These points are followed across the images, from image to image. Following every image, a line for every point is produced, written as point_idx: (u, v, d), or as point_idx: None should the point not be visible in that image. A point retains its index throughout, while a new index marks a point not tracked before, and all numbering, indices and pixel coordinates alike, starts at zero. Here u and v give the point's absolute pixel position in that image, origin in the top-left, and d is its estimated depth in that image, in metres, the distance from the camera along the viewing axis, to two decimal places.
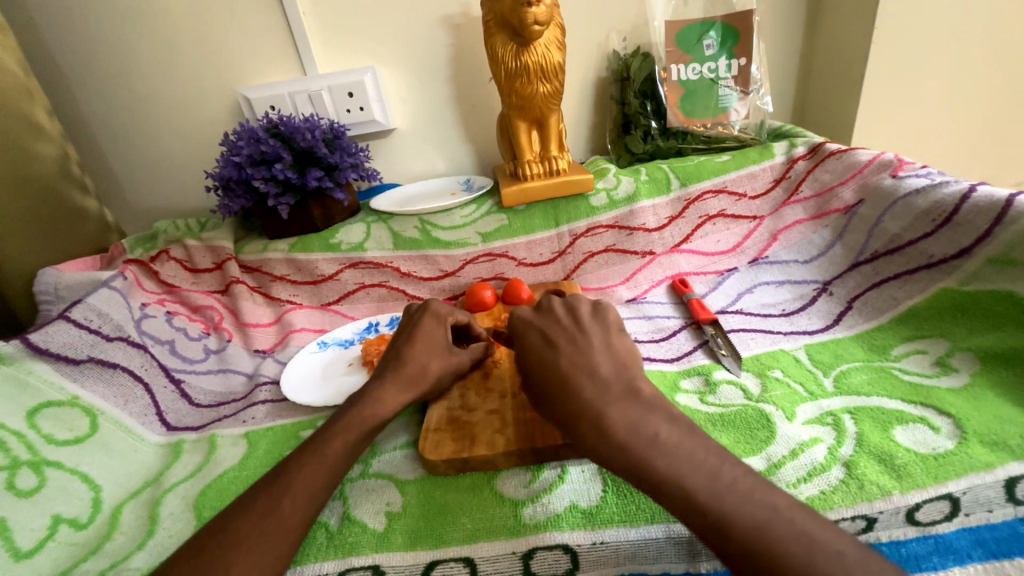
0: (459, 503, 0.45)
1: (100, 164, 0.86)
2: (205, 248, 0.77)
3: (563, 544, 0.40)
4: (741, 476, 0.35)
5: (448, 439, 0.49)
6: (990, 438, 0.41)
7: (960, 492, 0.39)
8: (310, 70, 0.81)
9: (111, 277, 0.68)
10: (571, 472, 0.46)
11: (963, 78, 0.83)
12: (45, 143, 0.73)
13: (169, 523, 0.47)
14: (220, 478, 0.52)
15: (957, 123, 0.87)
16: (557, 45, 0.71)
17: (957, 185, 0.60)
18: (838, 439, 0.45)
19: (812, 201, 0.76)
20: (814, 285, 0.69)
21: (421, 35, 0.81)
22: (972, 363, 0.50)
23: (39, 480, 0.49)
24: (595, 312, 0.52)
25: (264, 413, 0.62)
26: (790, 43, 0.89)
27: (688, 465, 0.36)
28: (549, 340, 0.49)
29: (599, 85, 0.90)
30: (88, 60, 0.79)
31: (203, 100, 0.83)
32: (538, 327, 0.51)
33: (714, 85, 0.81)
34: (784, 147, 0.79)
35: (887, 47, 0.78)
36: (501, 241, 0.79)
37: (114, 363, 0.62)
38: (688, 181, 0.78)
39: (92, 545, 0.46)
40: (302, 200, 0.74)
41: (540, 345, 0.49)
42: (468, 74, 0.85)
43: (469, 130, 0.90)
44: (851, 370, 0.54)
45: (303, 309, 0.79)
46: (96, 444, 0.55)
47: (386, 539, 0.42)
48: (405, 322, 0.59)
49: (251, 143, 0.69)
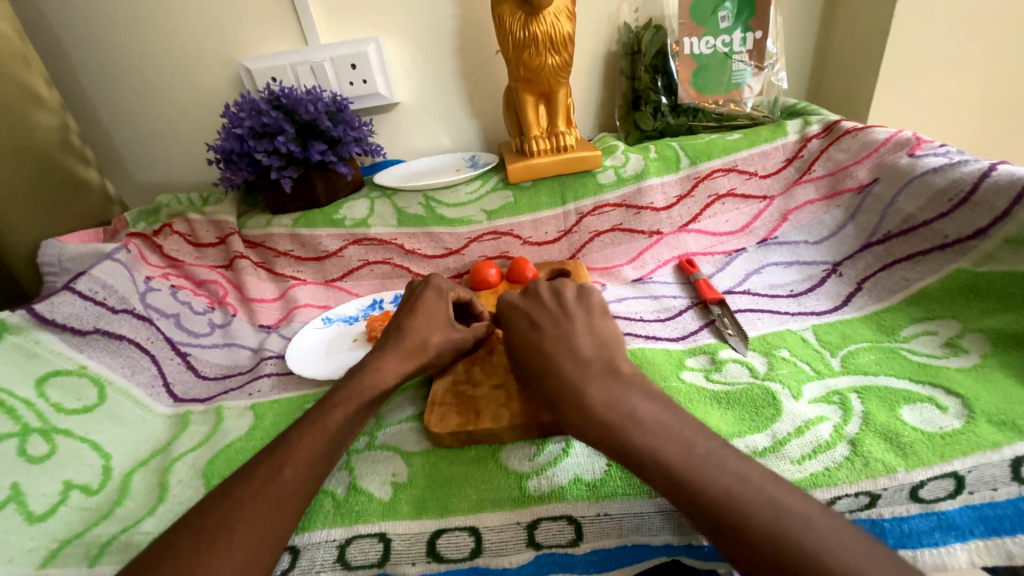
0: (464, 474, 0.45)
1: (101, 136, 0.84)
2: (208, 222, 0.76)
3: (567, 515, 0.41)
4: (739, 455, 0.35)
5: (453, 412, 0.50)
6: (998, 418, 0.41)
7: (965, 471, 0.39)
8: (312, 40, 0.79)
9: (114, 249, 0.68)
10: (575, 446, 0.46)
11: (989, 53, 0.80)
12: (44, 112, 0.72)
13: (179, 490, 0.48)
14: (227, 448, 0.52)
15: (979, 102, 0.85)
16: (568, 15, 0.69)
17: (977, 164, 0.59)
18: (844, 417, 0.45)
19: (825, 180, 0.74)
20: (824, 265, 0.68)
21: (426, 3, 0.79)
22: (982, 344, 0.50)
23: (50, 448, 0.50)
24: (579, 295, 0.52)
25: (270, 386, 0.62)
26: (808, 16, 0.86)
27: (686, 440, 0.36)
28: (534, 323, 0.50)
29: (609, 59, 0.87)
30: (84, 26, 0.77)
31: (203, 70, 0.81)
32: (523, 311, 0.52)
33: (728, 59, 0.79)
34: (797, 125, 0.76)
35: (911, 20, 0.75)
36: (507, 219, 0.78)
37: (120, 335, 0.62)
38: (698, 159, 0.76)
39: (103, 510, 0.47)
40: (305, 174, 0.73)
41: (525, 329, 0.50)
42: (474, 46, 0.82)
43: (474, 105, 0.87)
44: (859, 350, 0.54)
45: (307, 285, 0.78)
46: (105, 414, 0.56)
47: (392, 508, 0.43)
48: (406, 297, 0.59)
49: (252, 114, 0.68)
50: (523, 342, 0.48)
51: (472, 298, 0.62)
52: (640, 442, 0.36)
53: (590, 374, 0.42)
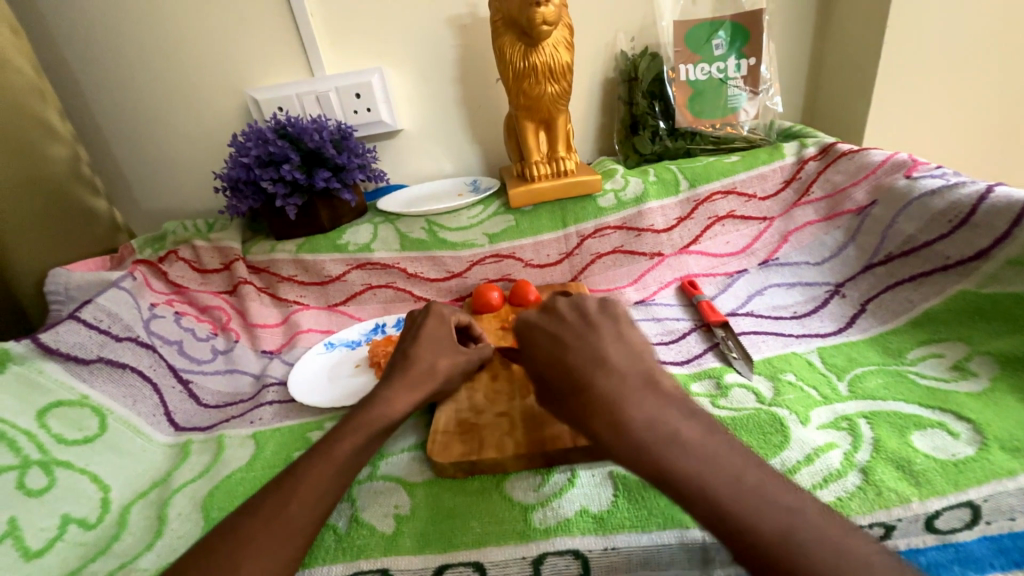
0: (468, 506, 0.44)
1: (111, 166, 0.86)
2: (213, 248, 0.77)
3: (574, 549, 0.40)
4: (745, 475, 0.34)
5: (456, 441, 0.49)
6: (1012, 444, 0.41)
7: (981, 500, 0.38)
8: (318, 72, 0.81)
9: (120, 277, 0.69)
10: (581, 476, 0.46)
11: (979, 77, 0.82)
12: (56, 144, 0.73)
13: (178, 524, 0.47)
14: (227, 479, 0.52)
15: (972, 122, 0.86)
16: (566, 45, 0.71)
17: (974, 186, 0.60)
18: (854, 444, 0.45)
19: (823, 202, 0.75)
20: (826, 286, 0.68)
21: (427, 35, 0.81)
22: (990, 367, 0.49)
23: (49, 480, 0.49)
24: (603, 306, 0.49)
25: (272, 413, 0.62)
26: (800, 42, 0.88)
27: None
28: (557, 338, 0.46)
29: (607, 85, 0.89)
30: (99, 61, 0.79)
31: (211, 101, 0.83)
32: (544, 327, 0.48)
33: (723, 85, 0.81)
34: (794, 148, 0.78)
35: (899, 46, 0.77)
36: (508, 242, 0.78)
37: (123, 363, 0.62)
38: (697, 182, 0.77)
39: (100, 546, 0.46)
40: (310, 201, 0.74)
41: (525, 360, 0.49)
42: (475, 74, 0.85)
43: (475, 131, 0.89)
44: (866, 373, 0.53)
45: (310, 310, 0.79)
46: (104, 444, 0.55)
47: (395, 542, 0.42)
48: (408, 326, 0.59)
49: (259, 143, 0.70)
50: (547, 357, 0.45)
51: (472, 325, 0.62)
52: (644, 472, 0.36)
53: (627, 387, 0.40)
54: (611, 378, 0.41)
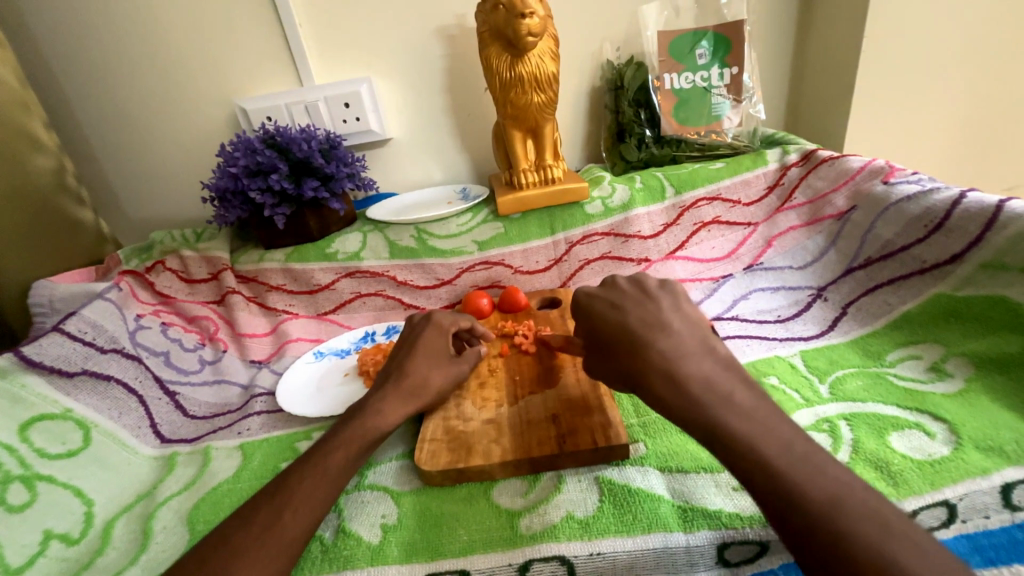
0: (454, 514, 0.45)
1: (98, 176, 0.86)
2: (202, 258, 0.77)
3: (560, 556, 0.40)
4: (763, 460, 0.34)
5: (444, 449, 0.49)
6: (985, 444, 0.42)
7: (956, 499, 0.38)
8: (307, 82, 0.82)
9: (106, 288, 0.68)
10: (568, 482, 0.46)
11: (953, 85, 0.84)
12: (42, 155, 0.73)
13: (163, 538, 0.47)
14: (214, 491, 0.51)
15: (949, 127, 0.88)
16: (551, 55, 0.72)
17: (947, 192, 0.61)
18: (834, 446, 0.45)
19: (806, 207, 0.76)
20: (809, 290, 0.70)
21: (416, 45, 0.82)
22: (966, 368, 0.51)
23: (30, 495, 0.49)
24: (661, 283, 0.49)
25: (259, 424, 0.61)
26: (781, 51, 0.90)
27: None
28: (614, 308, 0.47)
29: (594, 94, 0.90)
30: (86, 72, 0.79)
31: (200, 111, 0.83)
32: (602, 297, 0.49)
33: (707, 93, 0.82)
34: (777, 154, 0.79)
35: (876, 55, 0.79)
36: (498, 249, 0.79)
37: (108, 375, 0.62)
38: (683, 189, 0.78)
39: (83, 561, 0.46)
40: (299, 211, 0.74)
41: None
42: (463, 83, 0.86)
43: (465, 139, 0.90)
44: (847, 376, 0.54)
45: (300, 319, 0.78)
46: (88, 457, 0.55)
47: (382, 552, 0.42)
48: (405, 335, 0.58)
49: (247, 153, 0.70)
50: (607, 326, 0.46)
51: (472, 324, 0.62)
52: None
53: (686, 350, 0.41)
54: (666, 347, 0.41)
